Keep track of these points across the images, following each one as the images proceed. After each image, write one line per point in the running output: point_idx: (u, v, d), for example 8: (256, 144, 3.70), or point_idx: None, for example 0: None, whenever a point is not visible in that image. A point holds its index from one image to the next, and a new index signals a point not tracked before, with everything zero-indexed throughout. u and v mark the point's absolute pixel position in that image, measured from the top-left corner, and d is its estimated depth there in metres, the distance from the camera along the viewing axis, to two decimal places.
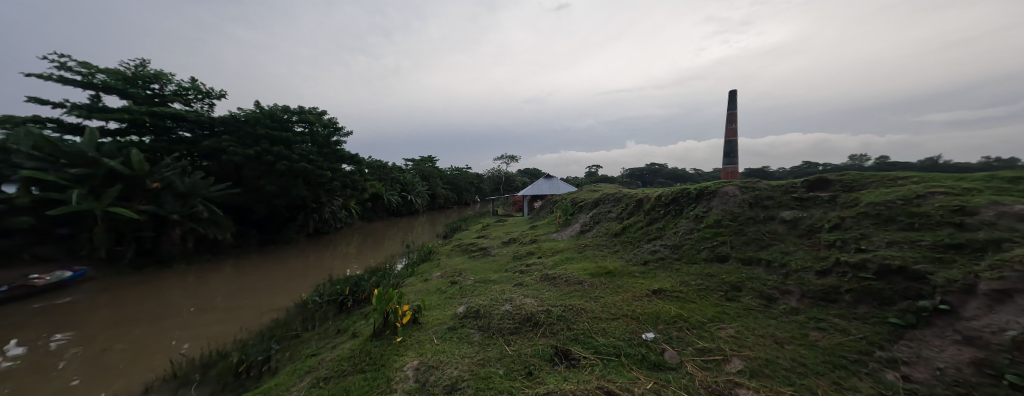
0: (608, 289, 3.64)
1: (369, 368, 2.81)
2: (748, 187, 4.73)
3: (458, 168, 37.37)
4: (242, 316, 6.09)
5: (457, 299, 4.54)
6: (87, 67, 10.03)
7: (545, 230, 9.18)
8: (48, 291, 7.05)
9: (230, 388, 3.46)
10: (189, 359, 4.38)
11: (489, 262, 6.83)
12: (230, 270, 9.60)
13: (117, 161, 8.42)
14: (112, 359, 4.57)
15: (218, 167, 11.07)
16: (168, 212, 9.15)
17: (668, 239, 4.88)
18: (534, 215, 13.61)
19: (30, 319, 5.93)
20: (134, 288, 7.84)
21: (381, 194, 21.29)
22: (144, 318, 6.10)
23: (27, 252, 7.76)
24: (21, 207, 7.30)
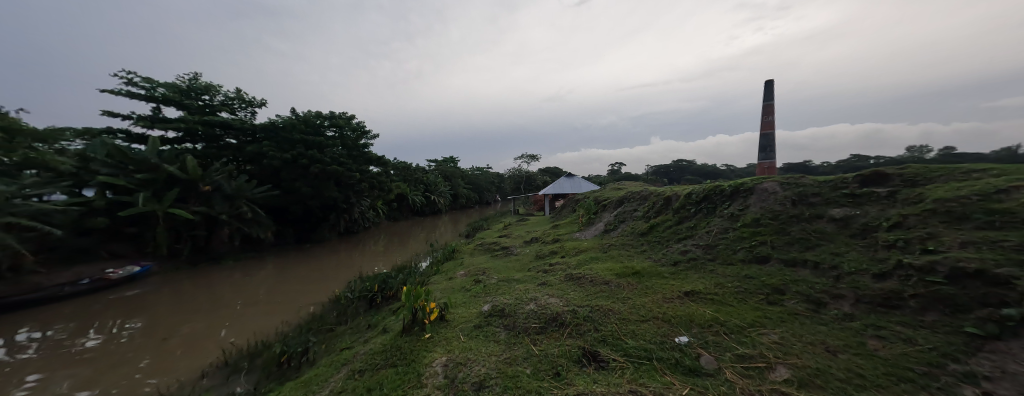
0: (636, 290, 3.53)
1: (400, 363, 2.91)
2: (790, 183, 4.43)
3: (480, 168, 37.81)
4: (283, 310, 6.49)
5: (482, 297, 4.59)
6: (150, 83, 11.11)
7: (568, 229, 9.05)
8: (121, 284, 7.86)
9: (275, 376, 3.71)
10: (237, 348, 4.73)
11: (512, 261, 6.84)
12: (272, 267, 10.24)
13: (175, 166, 9.26)
14: (172, 347, 5.00)
15: (260, 170, 11.84)
16: (218, 213, 9.92)
17: (701, 239, 4.65)
18: (556, 214, 13.51)
19: (106, 309, 6.64)
20: (190, 283, 8.55)
21: (407, 195, 22.00)
22: (198, 311, 6.63)
23: (103, 248, 8.73)
24: (97, 209, 8.21)
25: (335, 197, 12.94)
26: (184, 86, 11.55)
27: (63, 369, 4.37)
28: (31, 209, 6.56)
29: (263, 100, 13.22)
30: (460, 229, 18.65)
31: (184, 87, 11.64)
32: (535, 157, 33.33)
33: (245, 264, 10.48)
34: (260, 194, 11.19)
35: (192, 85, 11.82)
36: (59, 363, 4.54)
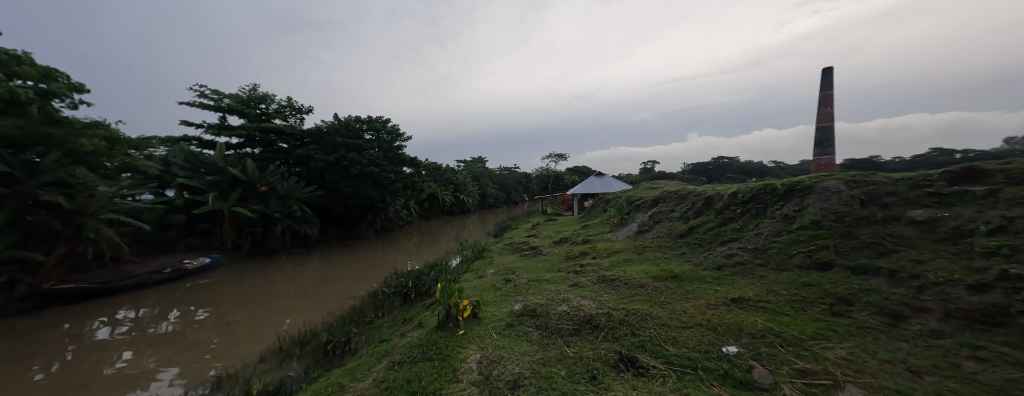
0: (675, 294, 3.36)
1: (436, 357, 3.00)
2: (857, 182, 3.97)
3: (508, 168, 37.87)
4: (328, 302, 6.97)
5: (513, 296, 4.61)
6: (218, 94, 12.44)
7: (599, 229, 8.83)
8: (195, 274, 8.86)
9: (322, 363, 3.99)
10: (289, 336, 5.15)
11: (542, 261, 6.80)
12: (319, 262, 11.03)
13: (237, 169, 10.32)
14: (235, 332, 5.55)
15: (308, 172, 12.79)
16: (273, 212, 10.86)
17: (749, 242, 4.33)
18: (585, 214, 13.19)
19: (184, 297, 7.53)
20: (251, 275, 9.45)
21: (438, 195, 22.65)
22: (256, 300, 7.32)
23: (180, 242, 9.92)
24: (177, 207, 9.35)
25: (374, 197, 13.63)
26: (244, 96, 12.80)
27: (149, 348, 5.01)
28: (127, 207, 7.58)
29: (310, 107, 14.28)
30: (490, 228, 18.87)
31: (245, 97, 12.89)
32: (563, 156, 32.67)
33: (296, 259, 11.38)
34: (307, 194, 12.09)
35: (251, 95, 13.07)
36: (145, 343, 5.21)
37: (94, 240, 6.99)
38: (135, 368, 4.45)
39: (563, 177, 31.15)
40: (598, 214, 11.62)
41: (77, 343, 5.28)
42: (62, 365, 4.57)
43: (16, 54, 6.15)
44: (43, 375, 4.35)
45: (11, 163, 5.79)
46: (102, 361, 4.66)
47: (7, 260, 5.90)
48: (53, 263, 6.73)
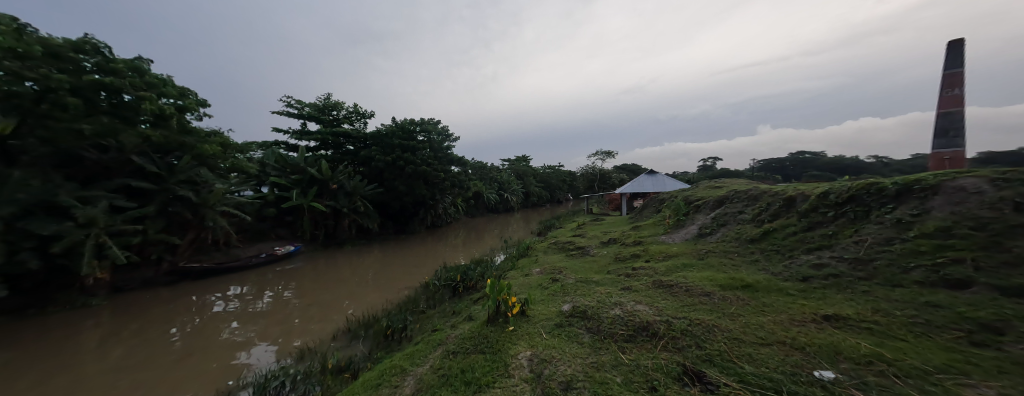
0: (748, 307, 3.02)
1: (488, 351, 3.08)
2: (1010, 179, 3.07)
3: (553, 167, 37.37)
4: (387, 290, 7.58)
5: (560, 296, 4.54)
6: (301, 103, 14.17)
7: (651, 231, 8.30)
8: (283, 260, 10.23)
9: (383, 345, 4.36)
10: (356, 318, 5.72)
11: (589, 262, 6.59)
12: (380, 254, 12.02)
13: (314, 169, 11.71)
14: (313, 311, 6.32)
15: (370, 172, 13.98)
16: (343, 207, 12.09)
17: (845, 251, 3.72)
18: (634, 215, 12.49)
19: (275, 279, 8.74)
20: (326, 263, 10.64)
21: (484, 193, 23.23)
22: (330, 284, 8.24)
23: (273, 232, 11.53)
24: (270, 201, 10.87)
25: (426, 194, 14.51)
26: (320, 105, 14.45)
27: (250, 321, 5.93)
28: (235, 201, 9.03)
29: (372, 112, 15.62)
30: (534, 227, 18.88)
31: (321, 105, 14.54)
32: (611, 154, 31.08)
33: (361, 250, 12.56)
34: (370, 192, 13.25)
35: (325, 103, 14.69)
36: (247, 316, 6.18)
37: (212, 227, 8.47)
38: (241, 336, 5.31)
39: (609, 176, 29.14)
40: (649, 215, 10.93)
41: (201, 312, 6.45)
42: (191, 329, 5.63)
43: (162, 78, 7.67)
44: (178, 336, 5.39)
45: (160, 165, 7.46)
46: (217, 328, 5.63)
47: (156, 242, 7.42)
48: (185, 246, 8.29)
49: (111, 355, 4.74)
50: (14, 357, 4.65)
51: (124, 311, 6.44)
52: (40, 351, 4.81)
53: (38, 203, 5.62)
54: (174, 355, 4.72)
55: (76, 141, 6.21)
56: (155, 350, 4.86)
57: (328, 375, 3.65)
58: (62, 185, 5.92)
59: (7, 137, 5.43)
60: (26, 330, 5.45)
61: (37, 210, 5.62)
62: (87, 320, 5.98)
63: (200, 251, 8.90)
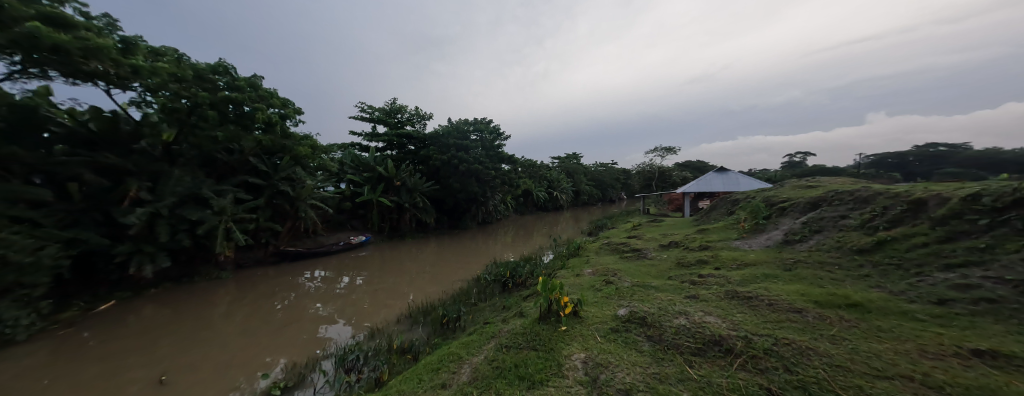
0: (853, 330, 2.54)
1: (540, 348, 3.05)
2: None
3: (606, 164, 35.94)
4: (443, 281, 7.97)
5: (615, 300, 4.33)
6: (371, 108, 15.59)
7: (720, 235, 7.51)
8: (354, 248, 11.35)
9: (440, 332, 4.61)
10: (416, 305, 6.11)
11: (646, 266, 6.19)
12: (437, 246, 12.74)
13: (382, 167, 12.80)
14: (380, 295, 6.93)
15: (428, 170, 14.83)
16: (405, 203, 13.07)
17: (1005, 270, 2.91)
18: (699, 217, 11.38)
19: (349, 265, 9.76)
20: (390, 253, 11.58)
21: (533, 191, 23.21)
22: (394, 273, 8.94)
23: (348, 223, 12.87)
24: (346, 196, 12.17)
25: (478, 191, 15.00)
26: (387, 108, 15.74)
27: (330, 300, 6.70)
28: (319, 196, 10.25)
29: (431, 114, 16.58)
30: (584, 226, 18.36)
31: (387, 109, 15.82)
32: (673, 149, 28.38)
33: (420, 242, 13.42)
34: (428, 189, 14.06)
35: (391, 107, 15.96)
36: (328, 296, 6.99)
37: (302, 218, 9.72)
38: (323, 313, 6.03)
39: (669, 173, 25.94)
40: (719, 217, 9.86)
41: (293, 291, 7.48)
42: (286, 304, 6.56)
43: (272, 91, 9.02)
44: (277, 309, 6.33)
45: (266, 165, 8.80)
46: (305, 305, 6.49)
47: (261, 229, 8.77)
48: (284, 234, 9.63)
49: (232, 321, 5.75)
50: (170, 317, 5.93)
51: (239, 285, 7.74)
52: (186, 314, 6.06)
53: (186, 195, 7.05)
54: (273, 325, 5.54)
55: (209, 145, 7.68)
56: (261, 320, 5.77)
57: (393, 354, 3.96)
58: (202, 181, 7.43)
59: (171, 142, 7.24)
60: (177, 296, 6.90)
61: (186, 200, 7.09)
62: (215, 290, 7.34)
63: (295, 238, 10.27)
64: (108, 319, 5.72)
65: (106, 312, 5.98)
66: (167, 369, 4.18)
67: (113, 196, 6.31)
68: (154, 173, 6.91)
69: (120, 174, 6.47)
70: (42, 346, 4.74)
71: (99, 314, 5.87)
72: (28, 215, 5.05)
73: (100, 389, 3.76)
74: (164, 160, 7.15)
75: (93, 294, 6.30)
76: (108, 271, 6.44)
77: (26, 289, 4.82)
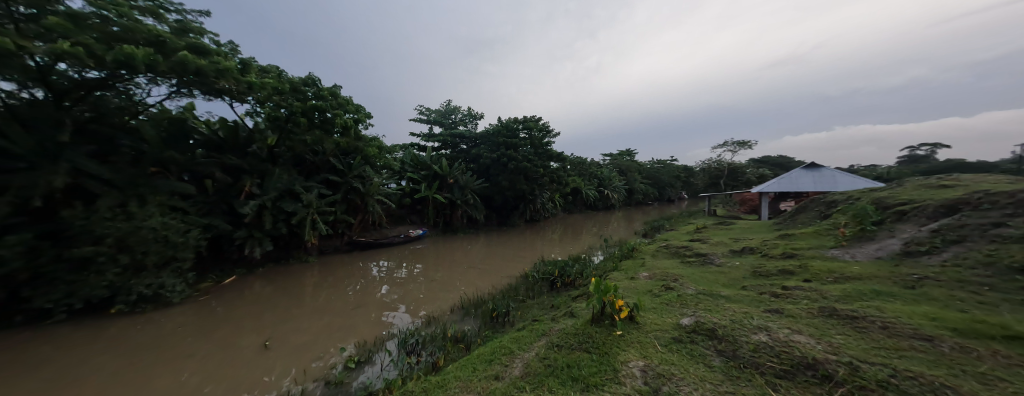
0: (1011, 369, 1.99)
1: (594, 351, 2.93)
2: None
3: (663, 161, 33.52)
4: (492, 276, 8.15)
5: (677, 307, 4.01)
6: (428, 110, 16.54)
7: (808, 242, 6.49)
8: (411, 240, 12.17)
9: (491, 325, 4.72)
10: (467, 297, 6.34)
11: (712, 273, 5.62)
12: (487, 242, 13.09)
13: (438, 166, 13.74)
14: (436, 286, 7.37)
15: (478, 168, 15.32)
16: (457, 199, 13.70)
17: None
18: (781, 220, 9.96)
19: (409, 256, 10.52)
20: (445, 246, 12.20)
21: (582, 189, 22.53)
22: (448, 266, 9.38)
23: (409, 217, 13.85)
24: (406, 192, 13.12)
25: (527, 189, 15.02)
26: (442, 110, 16.57)
27: (394, 288, 7.29)
28: (384, 192, 11.18)
29: (482, 114, 17.12)
30: (638, 227, 17.31)
31: (443, 110, 16.65)
32: (748, 143, 25.16)
33: (472, 238, 13.91)
34: (479, 187, 14.57)
35: (446, 109, 16.77)
36: (392, 283, 7.62)
37: (370, 212, 10.61)
38: (389, 298, 6.57)
39: (742, 170, 22.39)
40: (807, 222, 8.50)
41: (364, 277, 8.27)
42: (357, 288, 7.31)
43: (348, 98, 9.99)
44: (351, 292, 7.09)
45: (342, 164, 9.85)
46: (372, 290, 7.16)
47: (338, 221, 9.86)
48: (355, 225, 10.60)
49: (316, 299, 6.60)
50: (272, 292, 7.01)
51: (321, 269, 8.81)
52: (283, 290, 7.11)
53: (282, 190, 8.28)
54: (348, 305, 6.23)
55: (300, 147, 8.88)
56: (339, 300, 6.48)
57: (448, 342, 4.15)
58: (294, 179, 8.66)
59: (273, 146, 8.61)
60: (276, 275, 8.11)
61: (284, 195, 8.34)
62: (303, 272, 8.46)
63: (365, 229, 11.15)
64: (229, 290, 6.96)
65: (228, 284, 7.27)
66: (270, 335, 4.95)
67: (233, 190, 7.71)
68: (261, 171, 8.29)
69: (239, 173, 8.03)
70: (188, 309, 5.96)
71: (223, 286, 7.16)
72: (179, 205, 6.55)
73: (226, 347, 4.60)
74: (268, 161, 8.56)
75: (220, 270, 7.73)
76: (230, 251, 7.85)
77: (179, 262, 6.29)
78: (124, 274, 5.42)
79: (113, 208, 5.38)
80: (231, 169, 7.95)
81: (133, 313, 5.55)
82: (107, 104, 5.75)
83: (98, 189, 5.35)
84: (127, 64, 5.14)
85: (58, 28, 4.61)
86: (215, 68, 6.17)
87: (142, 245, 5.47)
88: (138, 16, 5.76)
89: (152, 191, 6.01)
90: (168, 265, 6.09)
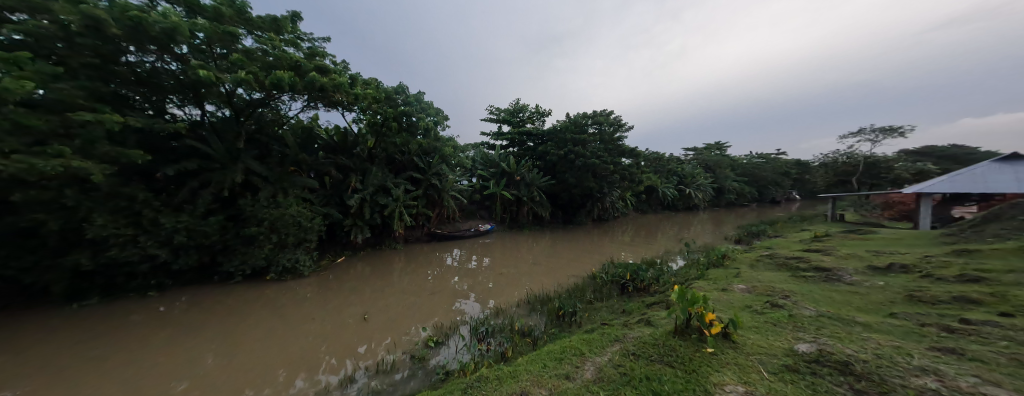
0: None
1: (679, 367, 2.62)
2: None
3: (764, 155, 28.55)
4: (556, 274, 8.00)
5: (788, 329, 3.33)
6: (498, 110, 17.05)
7: (995, 264, 4.74)
8: (481, 234, 12.76)
9: (557, 323, 4.63)
10: (534, 293, 6.35)
11: (838, 293, 4.53)
12: (554, 240, 12.96)
13: (505, 163, 14.21)
14: (504, 279, 7.58)
15: (545, 165, 15.21)
16: (523, 196, 13.89)
17: None
18: (954, 232, 7.44)
19: (481, 249, 11.07)
20: (514, 242, 12.48)
21: (658, 187, 20.56)
22: (515, 260, 9.58)
23: (481, 212, 14.51)
24: (478, 188, 13.81)
25: (595, 187, 14.37)
26: (511, 109, 16.89)
27: (465, 278, 7.75)
28: (459, 188, 11.92)
29: (549, 110, 16.93)
30: (729, 231, 15.00)
31: (512, 109, 16.96)
32: (896, 129, 19.53)
33: (539, 235, 13.91)
34: (545, 184, 14.57)
35: (515, 107, 17.04)
36: (464, 273, 8.11)
37: (446, 206, 11.44)
38: (462, 287, 7.00)
39: (886, 164, 17.30)
40: (998, 236, 6.19)
41: (439, 265, 8.99)
42: (435, 275, 7.98)
43: (430, 103, 10.89)
44: (430, 278, 7.77)
45: (424, 163, 10.78)
46: (447, 278, 7.74)
47: (421, 213, 10.87)
48: (433, 218, 11.55)
49: (403, 282, 7.40)
50: (370, 272, 8.12)
51: (407, 256, 9.85)
52: (378, 272, 8.17)
53: (378, 184, 9.51)
54: (428, 289, 6.83)
55: (393, 148, 10.04)
56: (421, 285, 7.17)
57: (515, 335, 4.18)
58: (387, 176, 9.83)
59: (372, 148, 9.87)
60: (374, 258, 9.34)
61: (379, 189, 9.56)
62: (394, 257, 9.57)
63: (441, 222, 12.04)
64: (339, 268, 8.30)
65: (339, 263, 8.65)
66: (367, 310, 5.71)
67: (344, 185, 9.13)
68: (364, 169, 9.61)
69: (348, 171, 9.48)
70: (313, 280, 7.29)
71: (336, 264, 8.55)
72: (308, 196, 8.03)
73: (336, 315, 5.47)
74: (368, 161, 9.87)
75: (335, 251, 9.25)
76: (342, 236, 9.32)
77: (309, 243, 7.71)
78: (274, 249, 6.88)
79: (268, 198, 6.91)
80: (342, 168, 9.44)
81: (279, 280, 6.99)
82: (264, 118, 7.53)
83: (260, 182, 7.00)
84: (278, 85, 6.49)
85: (241, 62, 6.08)
86: (333, 84, 7.32)
87: (285, 228, 6.91)
88: (285, 47, 7.24)
89: (291, 186, 7.50)
90: (302, 245, 7.48)
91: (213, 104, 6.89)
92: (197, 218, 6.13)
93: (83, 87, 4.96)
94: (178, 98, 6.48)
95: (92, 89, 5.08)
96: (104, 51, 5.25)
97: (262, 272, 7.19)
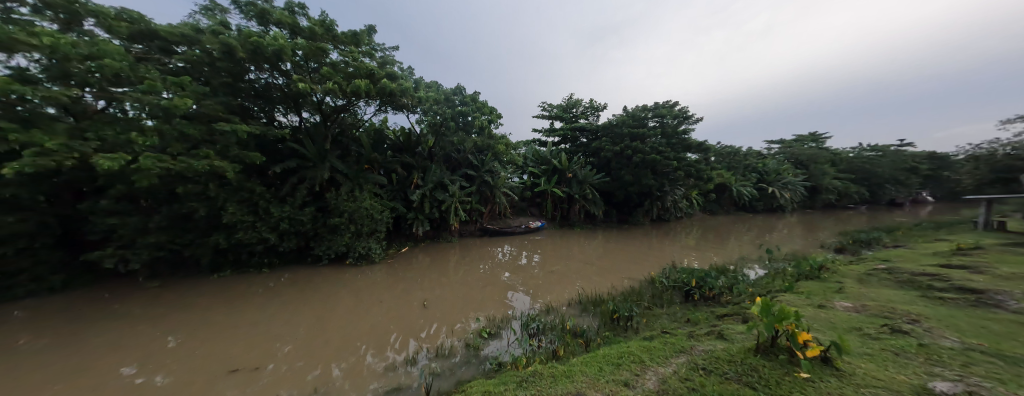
0: None
1: (764, 390, 2.26)
2: None
3: (876, 147, 23.55)
4: (608, 276, 7.60)
5: (917, 363, 2.64)
6: (550, 106, 16.77)
7: None
8: (533, 231, 12.76)
9: (611, 327, 4.38)
10: (586, 293, 6.11)
11: (989, 324, 3.48)
12: (608, 239, 12.43)
13: (557, 160, 13.94)
14: (555, 277, 7.47)
15: (600, 161, 14.57)
16: (575, 194, 13.55)
17: None
18: None
19: (532, 246, 11.11)
20: (565, 240, 12.25)
21: (731, 186, 18.29)
22: (566, 259, 9.39)
23: (534, 209, 14.47)
24: (530, 185, 13.81)
25: (655, 184, 13.35)
26: (564, 104, 16.53)
27: (515, 273, 7.82)
28: (510, 185, 12.03)
29: (605, 104, 16.16)
30: (825, 238, 12.66)
31: (564, 105, 16.59)
32: None
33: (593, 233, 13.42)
34: (597, 181, 13.98)
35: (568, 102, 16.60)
36: (514, 269, 8.22)
37: (498, 203, 11.67)
38: (512, 282, 7.07)
39: None
40: None
41: (490, 260, 9.24)
42: (487, 269, 8.25)
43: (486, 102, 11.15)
44: (484, 271, 8.04)
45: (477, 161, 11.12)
46: (497, 272, 7.91)
47: (475, 209, 11.24)
48: (485, 214, 11.86)
49: (460, 273, 7.76)
50: (430, 263, 8.68)
51: (462, 249, 10.30)
52: (438, 263, 8.71)
53: (438, 181, 10.07)
54: (482, 282, 7.05)
55: (451, 147, 10.51)
56: (476, 277, 7.44)
57: (567, 335, 4.05)
58: (444, 174, 10.37)
59: (432, 147, 10.46)
60: (434, 250, 9.92)
61: (438, 186, 10.11)
62: (451, 250, 10.04)
63: (493, 217, 12.31)
64: (403, 257, 9.03)
65: (404, 253, 9.38)
66: (429, 297, 6.10)
67: (408, 182, 9.86)
68: (426, 166, 10.24)
69: (411, 168, 10.21)
70: (383, 266, 8.04)
71: (401, 253, 9.30)
72: (379, 191, 8.84)
73: (404, 300, 5.93)
74: (427, 159, 10.51)
75: (400, 242, 10.05)
76: (405, 228, 10.07)
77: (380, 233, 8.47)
78: (352, 237, 7.70)
79: (348, 192, 7.79)
80: (407, 165, 10.19)
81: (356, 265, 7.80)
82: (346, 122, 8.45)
83: (342, 179, 7.92)
84: (359, 92, 7.21)
85: (330, 74, 6.89)
86: (400, 89, 7.93)
87: (362, 219, 7.70)
88: (364, 58, 8.02)
89: (366, 182, 8.34)
90: (374, 234, 8.19)
91: (307, 112, 7.93)
92: (296, 208, 7.17)
93: (220, 101, 6.16)
94: (283, 107, 7.56)
95: (225, 102, 6.24)
96: (234, 71, 6.40)
97: (343, 257, 8.09)
